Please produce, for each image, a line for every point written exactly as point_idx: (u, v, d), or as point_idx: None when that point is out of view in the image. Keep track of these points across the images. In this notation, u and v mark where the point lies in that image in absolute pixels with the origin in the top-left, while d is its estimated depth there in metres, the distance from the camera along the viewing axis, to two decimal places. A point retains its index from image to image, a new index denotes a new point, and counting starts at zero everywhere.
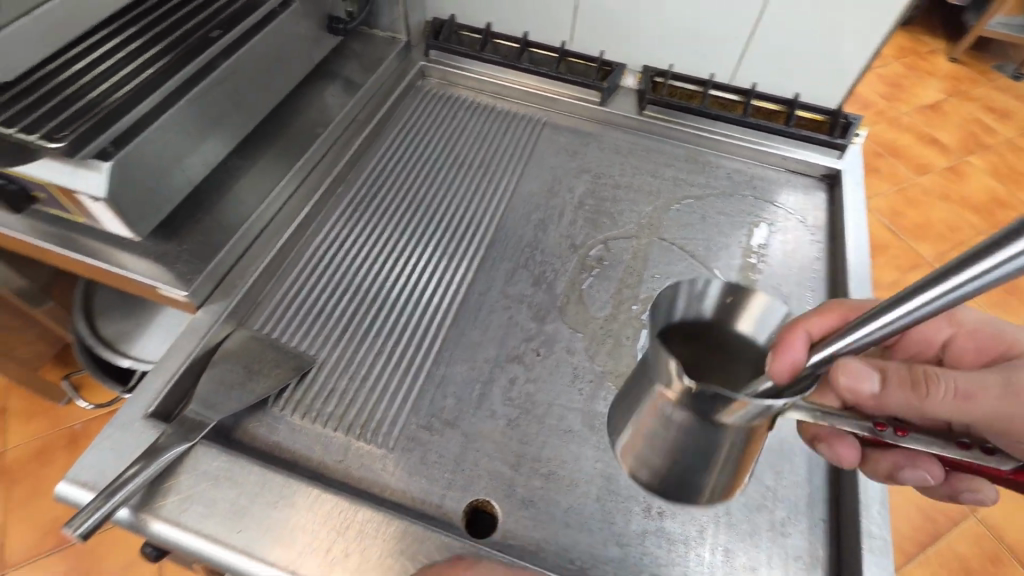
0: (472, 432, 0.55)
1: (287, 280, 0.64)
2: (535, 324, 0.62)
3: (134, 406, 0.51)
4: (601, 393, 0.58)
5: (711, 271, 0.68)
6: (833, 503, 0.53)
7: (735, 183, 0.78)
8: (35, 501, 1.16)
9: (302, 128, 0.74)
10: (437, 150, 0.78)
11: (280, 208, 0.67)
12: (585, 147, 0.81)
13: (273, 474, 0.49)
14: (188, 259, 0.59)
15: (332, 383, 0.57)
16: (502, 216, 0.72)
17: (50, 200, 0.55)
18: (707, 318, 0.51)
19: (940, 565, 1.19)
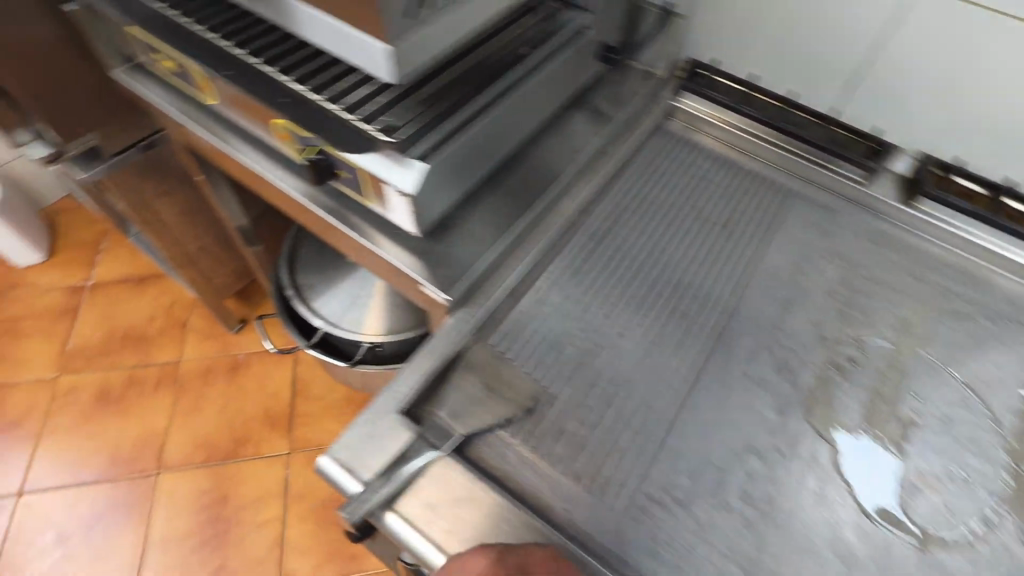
0: (706, 521, 0.51)
1: (523, 299, 0.62)
2: (777, 416, 0.57)
3: (389, 401, 0.52)
4: (848, 517, 0.52)
5: (985, 406, 0.59)
6: None
7: (1017, 309, 0.67)
8: (195, 415, 1.28)
9: (556, 147, 0.73)
10: (680, 197, 0.74)
11: (531, 225, 0.65)
12: (838, 228, 0.74)
13: (508, 507, 0.50)
14: (449, 262, 0.60)
15: (561, 424, 0.55)
16: (745, 286, 0.67)
17: (351, 179, 0.57)
18: None
19: None
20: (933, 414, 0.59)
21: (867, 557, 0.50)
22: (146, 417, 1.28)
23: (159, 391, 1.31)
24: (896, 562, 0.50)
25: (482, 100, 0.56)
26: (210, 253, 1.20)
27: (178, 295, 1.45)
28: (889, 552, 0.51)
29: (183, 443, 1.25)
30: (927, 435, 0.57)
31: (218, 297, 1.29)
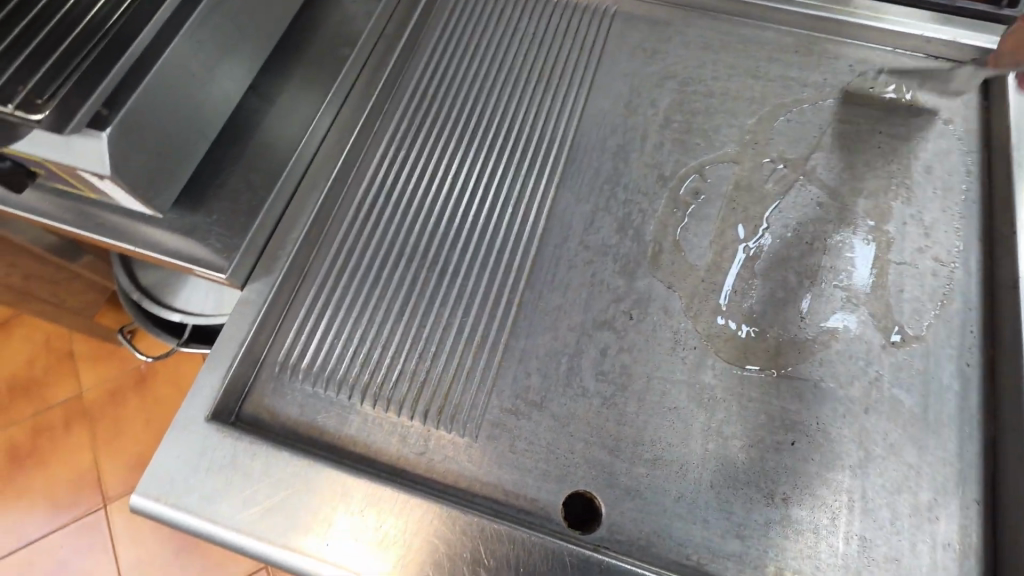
0: (563, 415, 0.48)
1: (332, 246, 0.55)
2: (624, 280, 0.53)
3: (196, 406, 0.48)
4: (708, 361, 0.50)
5: (834, 198, 0.56)
6: (989, 480, 0.45)
7: (861, 77, 0.61)
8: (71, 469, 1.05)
9: (323, 51, 0.62)
10: (485, 64, 0.64)
11: (313, 154, 0.57)
12: (666, 44, 0.65)
13: (353, 479, 0.45)
14: (219, 233, 0.53)
15: (400, 366, 0.50)
16: (573, 143, 0.60)
17: (54, 175, 0.49)
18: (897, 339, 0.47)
19: None
20: (783, 224, 0.55)
21: (730, 393, 0.49)
22: (37, 479, 1.04)
23: (20, 463, 1.04)
24: (755, 389, 0.49)
25: (146, 30, 0.43)
26: (67, 276, 0.94)
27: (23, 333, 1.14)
28: (747, 382, 0.49)
29: (122, 467, 1.05)
30: (779, 249, 0.54)
31: (89, 319, 1.02)
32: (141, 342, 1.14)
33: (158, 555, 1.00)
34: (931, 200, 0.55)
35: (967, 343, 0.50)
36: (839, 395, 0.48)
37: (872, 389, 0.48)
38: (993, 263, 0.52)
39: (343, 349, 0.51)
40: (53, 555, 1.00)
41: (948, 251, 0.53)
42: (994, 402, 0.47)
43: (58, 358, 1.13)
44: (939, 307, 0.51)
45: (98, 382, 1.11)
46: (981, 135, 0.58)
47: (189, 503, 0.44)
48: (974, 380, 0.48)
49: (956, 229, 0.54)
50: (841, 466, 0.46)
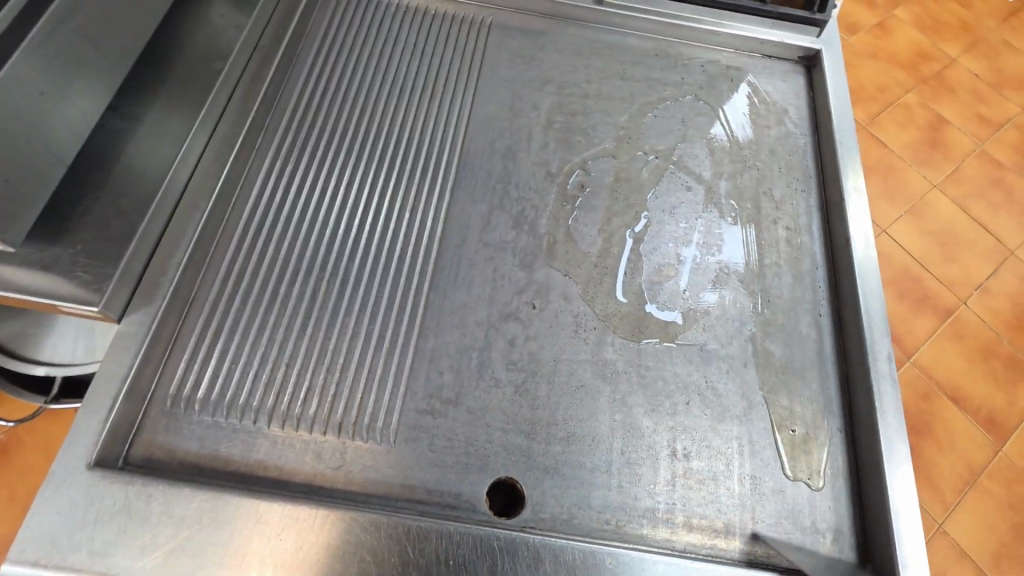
0: (479, 407, 0.50)
1: (221, 267, 0.53)
2: (524, 273, 0.56)
3: (74, 455, 0.44)
4: (607, 339, 0.53)
5: (700, 182, 0.62)
6: (846, 410, 0.53)
7: (712, 76, 0.69)
8: None
9: (192, 65, 0.59)
10: (368, 74, 0.64)
11: (190, 174, 0.54)
12: (542, 51, 0.69)
13: (267, 503, 0.43)
14: (86, 263, 0.48)
15: (308, 381, 0.49)
16: (463, 147, 0.62)
17: None
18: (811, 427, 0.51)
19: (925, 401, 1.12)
20: (660, 208, 0.60)
21: (630, 365, 0.52)
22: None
23: None
24: (651, 359, 0.53)
25: None
26: None
27: None
28: (643, 353, 0.53)
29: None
30: (658, 231, 0.59)
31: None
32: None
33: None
34: (778, 178, 0.63)
35: (818, 297, 0.57)
36: (722, 355, 0.54)
37: (748, 346, 0.54)
38: (830, 228, 0.61)
39: (242, 373, 0.49)
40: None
41: (795, 221, 0.61)
42: (844, 345, 0.55)
43: None
44: (793, 268, 0.58)
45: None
46: (810, 121, 0.68)
47: (76, 562, 0.40)
48: (826, 328, 0.56)
49: (800, 201, 0.62)
50: (730, 417, 0.51)
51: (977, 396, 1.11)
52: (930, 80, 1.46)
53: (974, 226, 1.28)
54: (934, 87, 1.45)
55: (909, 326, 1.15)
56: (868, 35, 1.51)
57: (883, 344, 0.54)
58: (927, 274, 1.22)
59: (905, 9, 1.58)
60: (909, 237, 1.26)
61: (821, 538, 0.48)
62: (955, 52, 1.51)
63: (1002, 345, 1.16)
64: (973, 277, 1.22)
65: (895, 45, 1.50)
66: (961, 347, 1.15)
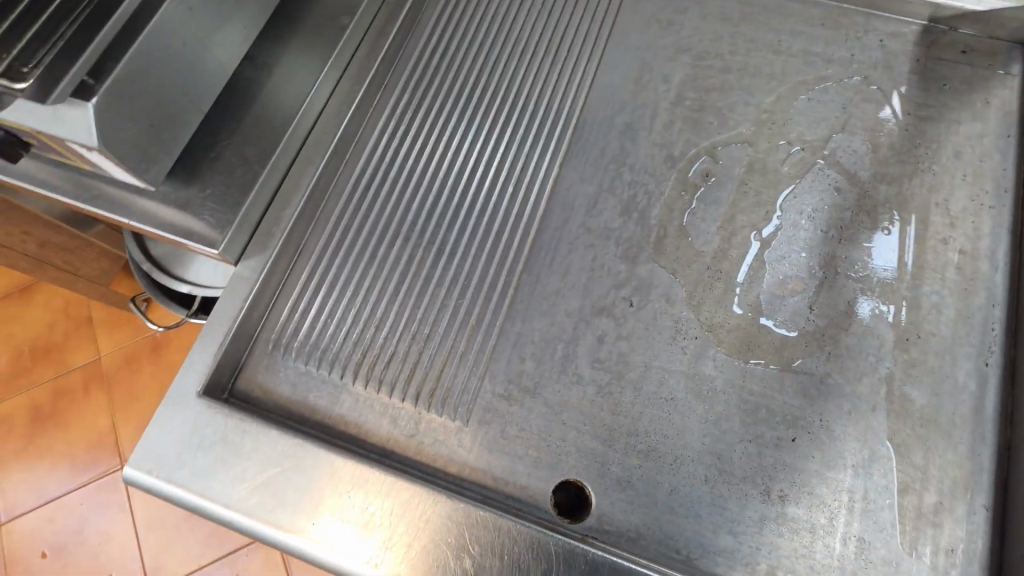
0: (556, 402, 0.47)
1: (329, 223, 0.54)
2: (626, 266, 0.51)
3: (188, 381, 0.48)
4: (709, 352, 0.48)
5: (854, 183, 0.53)
6: (1000, 485, 0.43)
7: (891, 53, 0.57)
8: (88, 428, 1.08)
9: (323, 19, 0.60)
10: (490, 34, 0.61)
11: (311, 127, 0.56)
12: (682, 15, 0.61)
13: (342, 458, 0.45)
14: (214, 207, 0.52)
15: (394, 346, 0.50)
16: (579, 119, 0.57)
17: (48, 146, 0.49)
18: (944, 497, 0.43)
19: None
20: (797, 210, 0.52)
21: (730, 385, 0.47)
22: (58, 441, 1.07)
23: (40, 422, 1.08)
24: (757, 382, 0.47)
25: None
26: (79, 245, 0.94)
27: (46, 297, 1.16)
28: (749, 375, 0.47)
29: (139, 431, 1.08)
30: (789, 236, 0.51)
31: (103, 286, 1.03)
32: (155, 311, 1.15)
33: (172, 513, 1.03)
34: (960, 188, 0.52)
35: (987, 341, 0.47)
36: (846, 392, 0.46)
37: (881, 387, 0.46)
38: (1022, 257, 0.49)
39: (335, 329, 0.50)
40: (73, 513, 1.04)
41: (974, 243, 0.50)
42: (1013, 406, 0.45)
43: (76, 323, 1.15)
44: (960, 302, 0.48)
45: (114, 350, 1.13)
46: (1019, 119, 0.54)
47: (181, 477, 0.45)
48: (992, 381, 0.46)
49: (986, 220, 0.50)
50: (843, 466, 0.44)
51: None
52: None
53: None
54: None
55: None
56: None
57: None
58: None
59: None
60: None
61: None
62: None
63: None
64: None
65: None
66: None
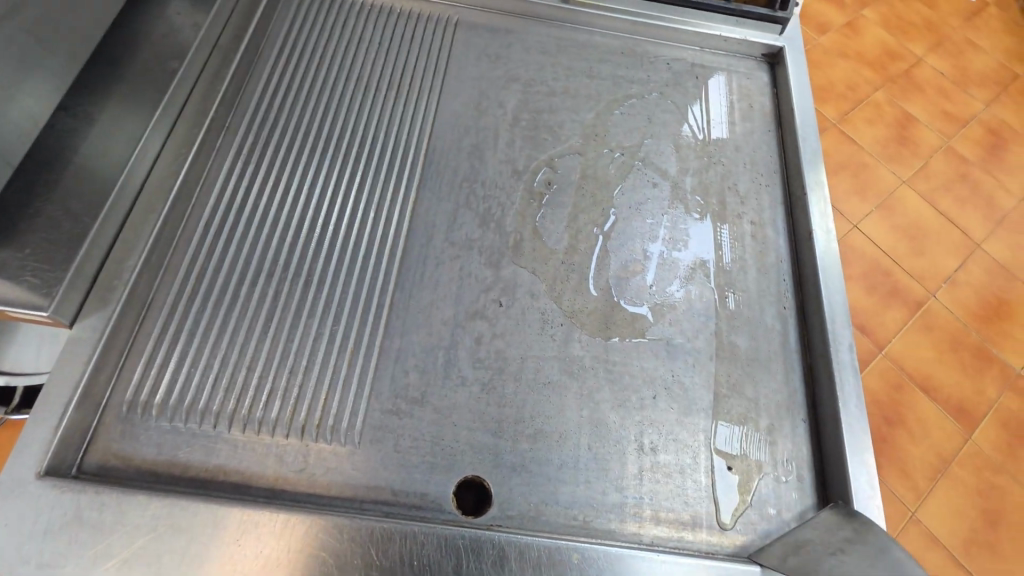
0: (445, 406, 0.49)
1: (180, 270, 0.52)
2: (491, 271, 0.55)
3: (24, 464, 0.42)
4: (574, 335, 0.53)
5: (667, 178, 0.63)
6: (811, 401, 0.54)
7: (677, 73, 0.70)
8: None
9: (149, 65, 0.58)
10: (331, 73, 0.63)
11: (148, 173, 0.53)
12: (508, 49, 0.69)
13: (226, 508, 0.42)
14: (36, 266, 0.47)
15: (271, 383, 0.48)
16: (429, 146, 0.61)
17: None
18: (771, 419, 0.52)
19: (871, 393, 1.10)
20: (626, 205, 0.61)
21: (596, 361, 0.52)
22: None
23: None
24: (618, 354, 0.53)
25: None
26: None
27: None
28: (610, 349, 0.53)
29: None
30: (624, 227, 0.59)
31: None
32: None
33: None
34: (743, 173, 0.64)
35: (782, 289, 0.58)
36: (688, 349, 0.54)
37: (713, 339, 0.55)
38: (794, 221, 0.62)
39: (201, 378, 0.48)
40: None
41: (760, 215, 0.62)
42: (808, 337, 0.56)
43: None
44: (758, 263, 0.59)
45: None
46: (774, 117, 0.69)
47: None
48: (790, 321, 0.57)
49: (765, 196, 0.63)
50: (696, 410, 0.51)
51: (947, 385, 1.11)
52: (898, 78, 1.48)
53: (940, 217, 1.29)
54: (901, 85, 1.47)
55: (877, 319, 1.16)
56: (839, 35, 1.53)
57: (844, 334, 0.55)
58: (895, 266, 1.22)
59: (873, 9, 1.60)
60: (880, 230, 1.26)
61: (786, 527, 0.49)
62: (922, 51, 1.54)
63: (970, 336, 1.16)
64: (942, 270, 1.23)
65: (863, 44, 1.52)
66: (930, 337, 1.16)
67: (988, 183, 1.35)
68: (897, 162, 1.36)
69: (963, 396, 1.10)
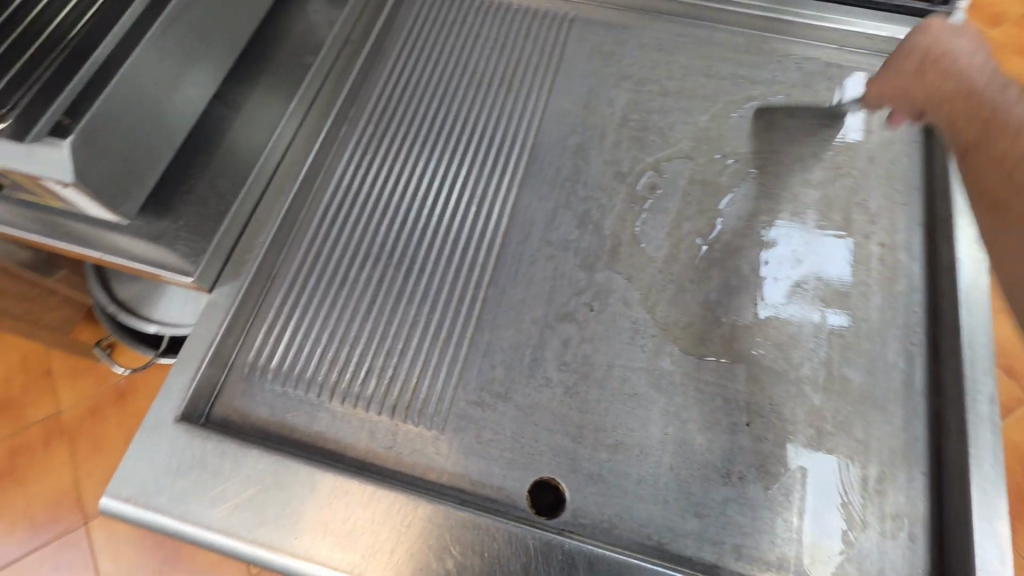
0: (528, 404, 0.50)
1: (301, 248, 0.56)
2: (585, 274, 0.55)
3: (165, 408, 0.49)
4: (666, 348, 0.52)
5: (785, 190, 0.58)
6: (934, 452, 0.48)
7: (808, 74, 0.64)
8: (47, 483, 1.03)
9: (289, 59, 0.63)
10: (447, 68, 0.66)
11: (280, 159, 0.59)
12: (622, 46, 0.67)
13: (322, 473, 0.46)
14: (187, 237, 0.54)
15: (369, 361, 0.51)
16: (534, 143, 0.62)
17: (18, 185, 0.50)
18: (881, 468, 0.47)
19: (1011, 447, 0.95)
20: (736, 215, 0.57)
21: (687, 378, 0.50)
22: (14, 497, 1.02)
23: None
24: (712, 373, 0.50)
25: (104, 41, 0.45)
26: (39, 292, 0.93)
27: (14, 346, 1.12)
28: (704, 367, 0.51)
29: (104, 482, 1.03)
30: (732, 239, 0.56)
31: (65, 333, 1.00)
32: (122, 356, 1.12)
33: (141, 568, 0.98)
34: (877, 188, 0.58)
35: (911, 322, 0.52)
36: (791, 376, 0.50)
37: (821, 369, 0.50)
38: (934, 246, 0.55)
39: (311, 350, 0.52)
40: None
41: (892, 237, 0.55)
42: (938, 380, 0.50)
43: (33, 376, 1.10)
44: (885, 290, 0.53)
45: (76, 398, 1.09)
46: (922, 126, 0.61)
47: (159, 504, 0.45)
48: (918, 358, 0.50)
49: (900, 215, 0.56)
50: (794, 445, 0.48)
51: None
52: None
53: None
54: None
55: None
56: (1014, 28, 1.31)
57: (985, 382, 0.48)
58: None
59: None
60: None
61: None
62: None
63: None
64: None
65: None
66: None
67: None
68: None
69: None
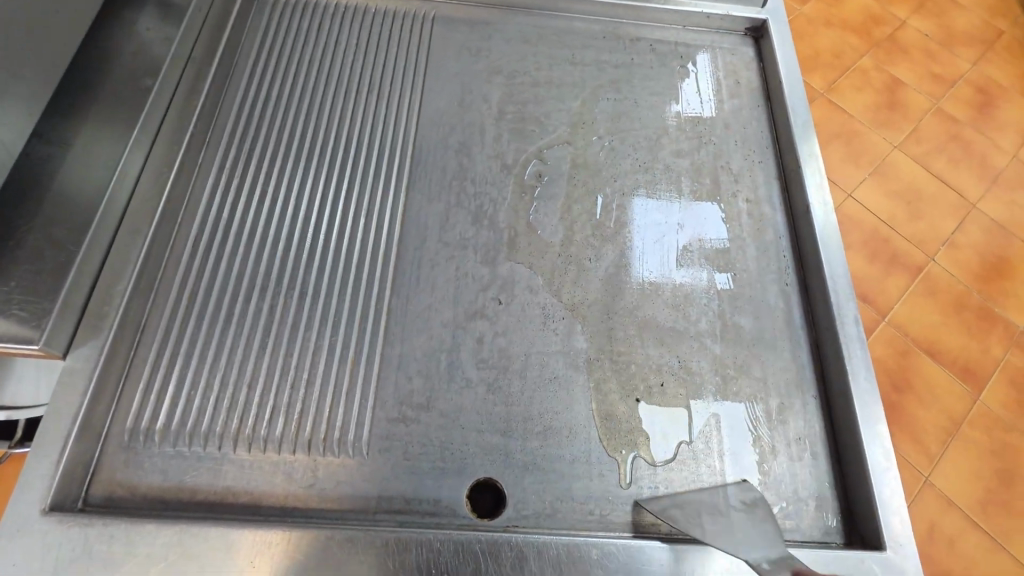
0: (451, 409, 0.49)
1: (172, 290, 0.51)
2: (487, 269, 0.55)
3: (28, 500, 0.42)
4: (577, 328, 0.53)
5: (659, 162, 0.62)
6: (819, 376, 0.53)
7: (661, 54, 0.69)
8: None
9: (121, 84, 0.56)
10: (310, 78, 0.62)
11: (130, 196, 0.52)
12: (488, 42, 0.67)
13: (237, 531, 0.42)
14: (22, 298, 0.46)
15: (273, 400, 0.47)
16: (415, 146, 0.60)
17: None
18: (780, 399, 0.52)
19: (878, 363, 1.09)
20: (619, 191, 0.60)
21: (601, 352, 0.52)
22: None
23: None
24: (622, 343, 0.52)
25: None
26: None
27: None
28: (614, 338, 0.52)
29: None
30: (619, 214, 0.58)
31: None
32: None
33: None
34: (735, 151, 0.63)
35: (783, 265, 0.57)
36: (691, 333, 0.53)
37: (717, 321, 0.54)
38: (789, 195, 0.61)
39: (203, 400, 0.47)
40: None
41: (754, 192, 0.61)
42: (812, 312, 0.56)
43: None
44: (756, 240, 0.58)
45: None
46: (762, 92, 0.68)
47: None
48: (794, 296, 0.56)
49: (758, 172, 0.62)
50: (705, 396, 0.51)
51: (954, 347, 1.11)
52: (883, 43, 1.46)
53: (936, 181, 1.28)
54: (886, 49, 1.46)
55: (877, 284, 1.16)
56: (822, 4, 1.51)
57: (849, 307, 0.54)
58: (893, 232, 1.22)
59: None
60: (875, 196, 1.25)
61: (804, 505, 0.48)
62: (905, 15, 1.52)
63: (972, 297, 1.16)
64: (939, 232, 1.22)
65: (847, 11, 1.50)
66: (934, 302, 1.15)
67: (979, 143, 1.34)
68: (886, 128, 1.34)
69: (970, 356, 1.10)
